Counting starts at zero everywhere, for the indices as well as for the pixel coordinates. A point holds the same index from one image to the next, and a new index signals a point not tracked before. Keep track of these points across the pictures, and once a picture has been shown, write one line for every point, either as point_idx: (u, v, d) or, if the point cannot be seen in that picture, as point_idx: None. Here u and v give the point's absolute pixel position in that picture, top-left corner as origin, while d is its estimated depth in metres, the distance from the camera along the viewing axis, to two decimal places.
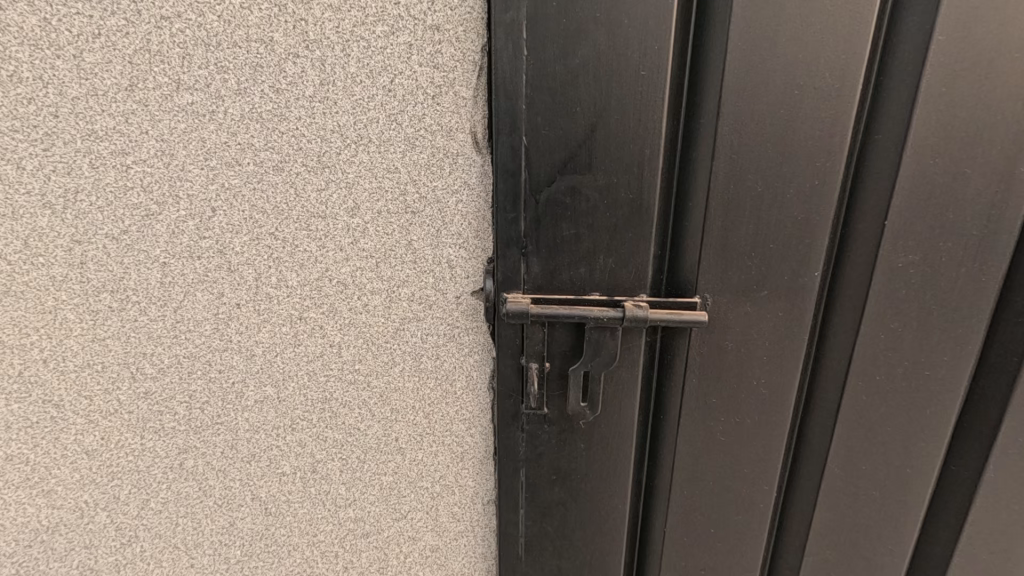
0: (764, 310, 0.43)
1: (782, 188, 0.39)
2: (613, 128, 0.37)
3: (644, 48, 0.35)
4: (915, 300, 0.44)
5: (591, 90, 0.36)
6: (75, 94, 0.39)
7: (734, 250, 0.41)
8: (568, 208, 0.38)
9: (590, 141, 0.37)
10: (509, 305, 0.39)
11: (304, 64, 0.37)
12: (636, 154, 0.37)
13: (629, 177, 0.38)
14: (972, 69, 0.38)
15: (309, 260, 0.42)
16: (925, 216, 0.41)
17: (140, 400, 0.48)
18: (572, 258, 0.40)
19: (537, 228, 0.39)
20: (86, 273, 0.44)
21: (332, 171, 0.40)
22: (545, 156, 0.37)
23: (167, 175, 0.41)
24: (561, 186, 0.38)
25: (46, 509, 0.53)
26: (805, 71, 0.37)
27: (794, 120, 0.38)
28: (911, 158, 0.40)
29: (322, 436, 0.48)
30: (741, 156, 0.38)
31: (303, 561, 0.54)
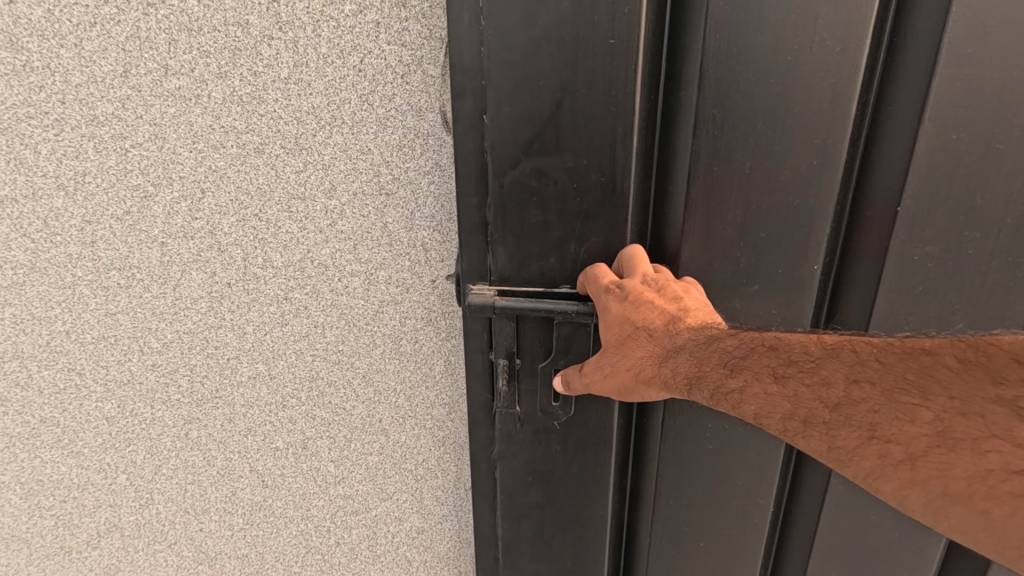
0: (757, 302, 0.41)
1: (774, 169, 0.37)
2: (581, 102, 0.35)
3: (613, 9, 0.33)
4: (932, 299, 0.40)
5: (558, 62, 0.34)
6: (78, 81, 0.41)
7: (721, 237, 0.39)
8: (535, 191, 0.37)
9: (558, 118, 0.35)
10: (472, 296, 0.39)
11: (279, 46, 0.38)
12: (607, 132, 0.36)
13: (599, 157, 0.36)
14: (1004, 26, 0.33)
15: (291, 241, 0.43)
16: (947, 200, 0.37)
17: (149, 372, 0.51)
18: (541, 246, 0.39)
19: (504, 214, 0.38)
20: (96, 251, 0.47)
21: (309, 153, 0.41)
22: (508, 135, 0.36)
23: (160, 157, 0.43)
24: (526, 168, 0.36)
25: (76, 468, 0.58)
26: (801, 39, 0.34)
27: (788, 92, 0.35)
28: (932, 135, 0.36)
29: (311, 413, 0.50)
30: (726, 134, 0.36)
31: (298, 533, 0.56)
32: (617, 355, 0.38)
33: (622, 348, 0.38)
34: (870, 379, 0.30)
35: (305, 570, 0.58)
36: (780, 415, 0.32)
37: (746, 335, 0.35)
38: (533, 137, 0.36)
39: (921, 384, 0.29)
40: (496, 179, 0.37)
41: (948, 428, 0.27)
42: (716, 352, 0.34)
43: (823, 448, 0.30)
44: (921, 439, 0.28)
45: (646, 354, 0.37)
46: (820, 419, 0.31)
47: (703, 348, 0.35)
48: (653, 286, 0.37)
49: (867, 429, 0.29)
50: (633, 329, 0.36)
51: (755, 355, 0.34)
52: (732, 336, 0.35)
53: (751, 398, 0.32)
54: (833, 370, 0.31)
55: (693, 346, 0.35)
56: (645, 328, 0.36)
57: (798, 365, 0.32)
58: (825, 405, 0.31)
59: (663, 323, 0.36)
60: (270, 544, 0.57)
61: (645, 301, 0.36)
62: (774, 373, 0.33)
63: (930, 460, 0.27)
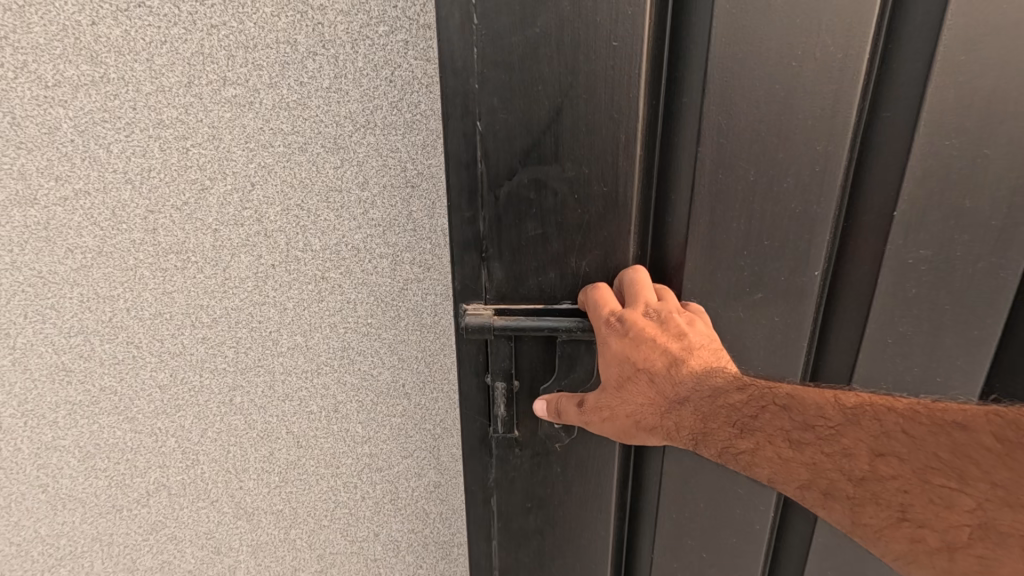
0: (766, 292, 0.48)
1: (778, 173, 0.44)
2: (576, 115, 0.42)
3: (611, 20, 0.40)
4: (926, 294, 0.48)
5: (549, 80, 0.41)
6: (148, 91, 0.48)
7: (731, 235, 0.46)
8: (534, 202, 0.44)
9: (556, 129, 0.42)
10: (471, 318, 0.46)
11: (322, 61, 0.45)
12: (607, 144, 0.43)
13: (590, 165, 0.43)
14: (973, 60, 0.41)
15: (329, 228, 0.50)
16: (936, 204, 0.45)
17: (199, 344, 0.58)
18: (533, 253, 0.46)
19: (499, 223, 0.45)
20: (157, 236, 0.54)
21: (345, 151, 0.48)
22: (505, 141, 0.42)
23: (216, 155, 0.50)
24: (522, 182, 0.44)
25: (130, 432, 0.65)
26: (797, 57, 0.41)
27: (788, 106, 0.42)
28: (920, 152, 0.43)
29: (342, 379, 0.57)
30: (732, 144, 0.43)
31: (329, 489, 0.63)
32: (626, 394, 0.44)
33: (627, 387, 0.44)
34: (885, 451, 0.36)
35: (333, 523, 0.64)
36: (802, 481, 0.38)
37: (758, 394, 0.41)
38: (529, 149, 0.43)
39: (954, 469, 0.33)
40: (493, 191, 0.44)
41: (985, 517, 0.32)
42: (727, 409, 0.41)
43: (845, 518, 0.37)
44: (960, 526, 0.32)
45: (654, 398, 0.44)
46: (843, 491, 0.37)
47: (710, 401, 0.42)
48: (656, 321, 0.43)
49: (895, 509, 0.35)
50: (636, 372, 0.44)
51: (769, 416, 0.39)
52: (741, 392, 0.41)
53: (767, 461, 0.39)
54: (850, 439, 0.37)
55: (702, 397, 0.42)
56: (648, 369, 0.43)
57: (815, 433, 0.38)
58: (841, 474, 0.37)
59: (664, 366, 0.43)
60: (303, 499, 0.64)
61: (644, 342, 0.42)
62: (789, 437, 0.38)
63: (969, 551, 0.32)
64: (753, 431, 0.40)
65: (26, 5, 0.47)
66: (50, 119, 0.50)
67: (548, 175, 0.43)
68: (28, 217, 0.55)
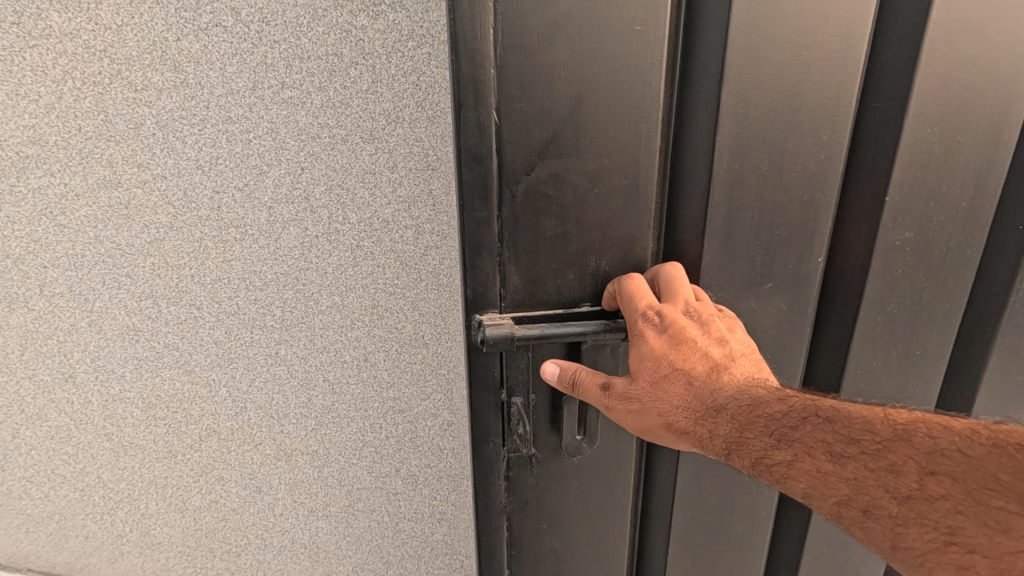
0: (778, 268, 0.57)
1: (786, 163, 0.53)
2: (594, 105, 0.48)
3: (629, 11, 0.46)
4: (914, 267, 0.58)
5: (568, 69, 0.46)
6: (220, 93, 0.60)
7: (745, 218, 0.54)
8: (553, 198, 0.50)
9: (574, 119, 0.48)
10: (495, 331, 0.50)
11: (362, 69, 0.57)
12: (623, 134, 0.49)
13: (603, 152, 0.50)
14: (948, 68, 0.51)
15: (364, 204, 0.62)
16: (922, 189, 0.55)
17: (250, 304, 0.70)
18: (551, 249, 0.52)
19: (517, 221, 0.50)
20: (220, 213, 0.66)
21: (379, 141, 0.60)
22: (522, 135, 0.48)
23: (273, 146, 0.61)
24: (544, 183, 0.50)
25: (188, 383, 0.77)
26: (800, 62, 0.49)
27: (797, 105, 0.51)
28: (908, 147, 0.53)
29: (372, 332, 0.68)
30: (745, 139, 0.51)
31: (358, 430, 0.74)
32: (661, 392, 0.48)
33: (663, 386, 0.48)
34: (937, 470, 0.38)
35: (361, 461, 0.75)
36: (840, 496, 0.40)
37: (799, 406, 0.44)
38: (548, 143, 0.48)
39: (1002, 488, 0.35)
40: (511, 188, 0.49)
41: None
42: (767, 416, 0.44)
43: (887, 536, 0.38)
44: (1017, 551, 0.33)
45: (691, 401, 0.47)
46: (885, 509, 0.39)
47: (750, 408, 0.45)
48: (697, 323, 0.49)
49: (943, 529, 0.36)
50: (674, 372, 0.48)
51: (811, 427, 0.43)
52: (781, 403, 0.44)
53: (804, 472, 0.42)
54: (897, 456, 0.39)
55: (741, 405, 0.45)
56: (686, 370, 0.48)
57: (860, 446, 0.41)
58: (886, 491, 0.39)
59: (703, 370, 0.48)
60: (335, 440, 0.75)
61: (685, 342, 0.47)
62: (831, 449, 0.41)
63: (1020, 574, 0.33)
64: (792, 441, 0.42)
65: (125, 26, 0.59)
66: (138, 117, 0.63)
67: (564, 162, 0.49)
68: (113, 197, 0.67)
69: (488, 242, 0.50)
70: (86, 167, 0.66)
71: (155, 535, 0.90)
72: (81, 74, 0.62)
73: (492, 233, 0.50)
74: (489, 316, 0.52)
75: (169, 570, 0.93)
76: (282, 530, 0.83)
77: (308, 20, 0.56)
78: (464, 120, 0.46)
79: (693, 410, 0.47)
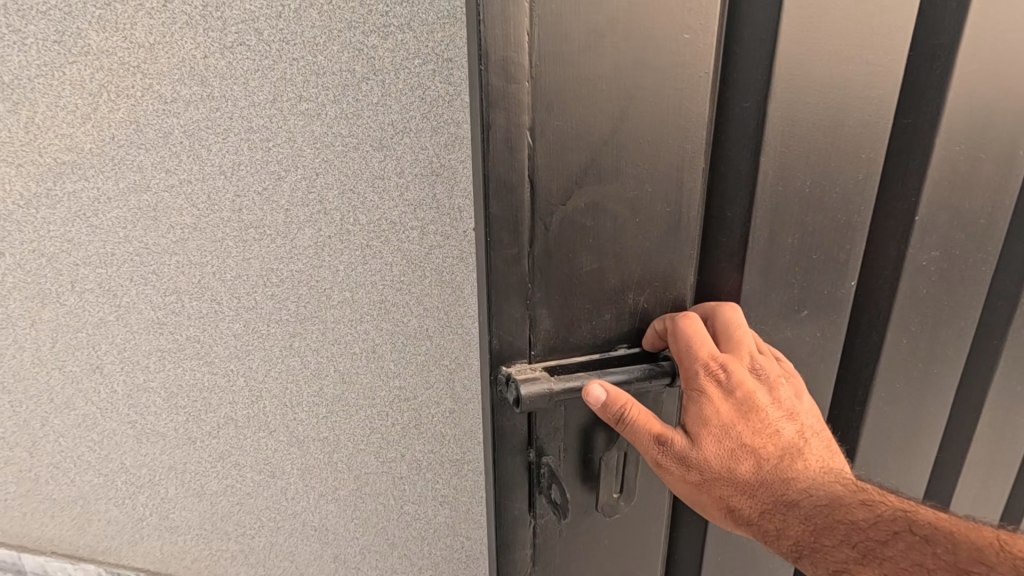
0: (813, 265, 0.63)
1: (826, 167, 0.59)
2: (637, 119, 0.49)
3: (671, 19, 0.47)
4: (936, 258, 0.69)
5: (608, 81, 0.47)
6: (243, 105, 0.66)
7: (784, 223, 0.60)
8: (589, 225, 0.52)
9: (616, 134, 0.49)
10: (535, 391, 0.50)
11: (373, 84, 0.63)
12: (664, 151, 0.52)
13: (643, 168, 0.51)
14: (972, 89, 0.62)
15: (374, 207, 0.67)
16: (948, 187, 0.66)
17: (267, 299, 0.75)
18: (581, 281, 0.54)
19: (550, 252, 0.51)
20: (240, 214, 0.71)
21: (388, 150, 0.65)
22: (558, 162, 0.48)
23: (290, 153, 0.67)
24: (577, 213, 0.51)
25: (208, 373, 0.82)
26: (839, 78, 0.55)
27: (837, 117, 0.57)
28: (944, 154, 0.64)
29: (380, 326, 0.73)
30: (791, 150, 0.56)
31: (366, 418, 0.79)
32: (734, 475, 0.55)
33: (739, 472, 0.55)
34: None
35: (368, 447, 0.80)
36: None
37: (882, 514, 0.50)
38: (587, 164, 0.49)
39: None
40: (544, 218, 0.49)
41: None
42: (842, 518, 0.51)
43: None
44: None
45: (770, 493, 0.54)
46: None
47: (826, 508, 0.51)
48: (771, 411, 0.56)
49: None
50: (750, 458, 0.55)
51: (897, 542, 0.48)
52: (862, 510, 0.51)
53: None
54: None
55: (821, 505, 0.52)
56: (762, 458, 0.55)
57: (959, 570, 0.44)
58: None
59: (780, 460, 0.55)
60: (345, 427, 0.80)
61: (758, 429, 0.56)
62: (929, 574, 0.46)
63: None
64: (876, 555, 0.48)
65: (157, 44, 0.65)
66: (167, 127, 0.68)
67: (600, 180, 0.50)
68: (142, 200, 0.73)
69: (518, 283, 0.51)
70: (118, 173, 0.72)
71: (174, 518, 0.95)
72: (115, 87, 0.67)
73: (527, 268, 0.51)
74: (519, 365, 0.53)
75: (186, 552, 0.98)
76: (294, 512, 0.89)
77: (324, 40, 0.61)
78: (491, 137, 0.45)
79: (770, 501, 0.54)
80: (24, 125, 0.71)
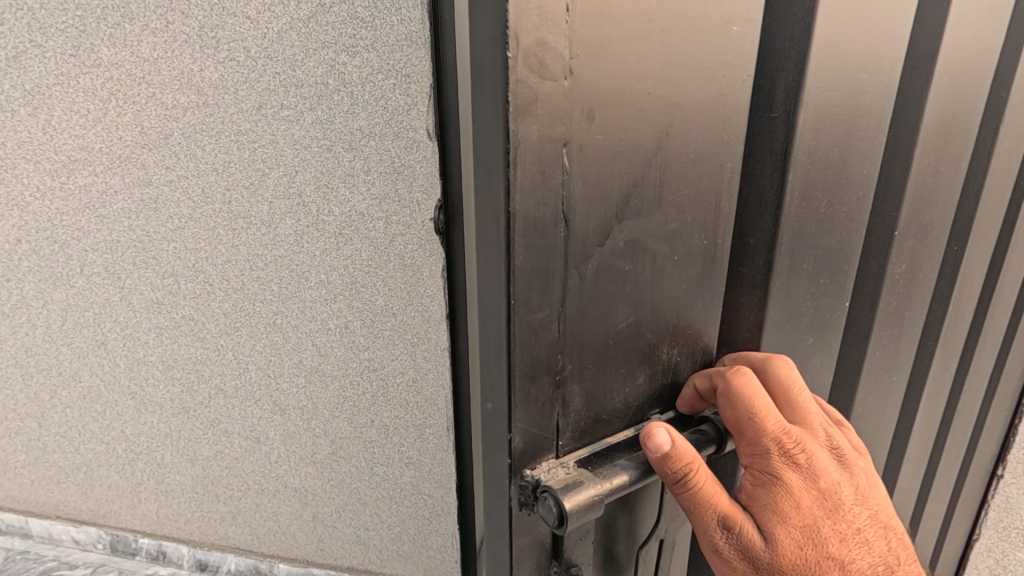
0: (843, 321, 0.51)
1: (859, 201, 0.46)
2: (681, 131, 0.31)
3: None
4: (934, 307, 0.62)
5: (652, 63, 0.28)
6: (233, 112, 0.76)
7: (823, 265, 0.46)
8: (628, 265, 0.32)
9: (662, 149, 0.31)
10: (583, 498, 0.30)
11: (343, 95, 0.73)
12: (702, 156, 0.33)
13: (690, 183, 0.33)
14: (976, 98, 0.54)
15: (346, 200, 0.78)
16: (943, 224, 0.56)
17: (253, 280, 0.86)
18: (615, 348, 0.34)
19: (583, 312, 0.31)
20: (230, 206, 0.82)
21: (356, 151, 0.75)
22: (597, 177, 0.28)
23: (274, 153, 0.78)
24: (627, 260, 0.32)
25: (201, 348, 0.93)
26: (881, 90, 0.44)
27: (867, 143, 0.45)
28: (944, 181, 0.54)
29: (352, 304, 0.84)
30: (824, 174, 0.42)
31: (341, 387, 0.89)
32: None
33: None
34: None
35: (343, 413, 0.91)
36: None
37: None
38: (627, 193, 0.30)
39: None
40: (578, 269, 0.30)
41: None
42: None
43: None
44: None
45: None
46: None
47: None
48: (852, 487, 0.39)
49: None
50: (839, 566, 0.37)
51: None
52: None
53: None
54: None
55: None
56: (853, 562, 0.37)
57: None
58: None
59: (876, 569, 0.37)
60: (322, 396, 0.91)
61: (839, 516, 0.37)
62: None
63: None
64: None
65: (160, 59, 0.75)
66: (168, 130, 0.79)
67: (640, 233, 0.32)
68: (144, 193, 0.83)
69: (543, 363, 0.30)
70: (124, 169, 0.83)
71: (169, 482, 1.05)
72: (123, 95, 0.78)
73: (547, 348, 0.30)
74: (547, 465, 0.32)
75: (180, 514, 1.08)
76: (277, 475, 0.99)
77: (303, 57, 0.72)
78: (517, 163, 0.25)
79: None
80: (44, 127, 0.83)
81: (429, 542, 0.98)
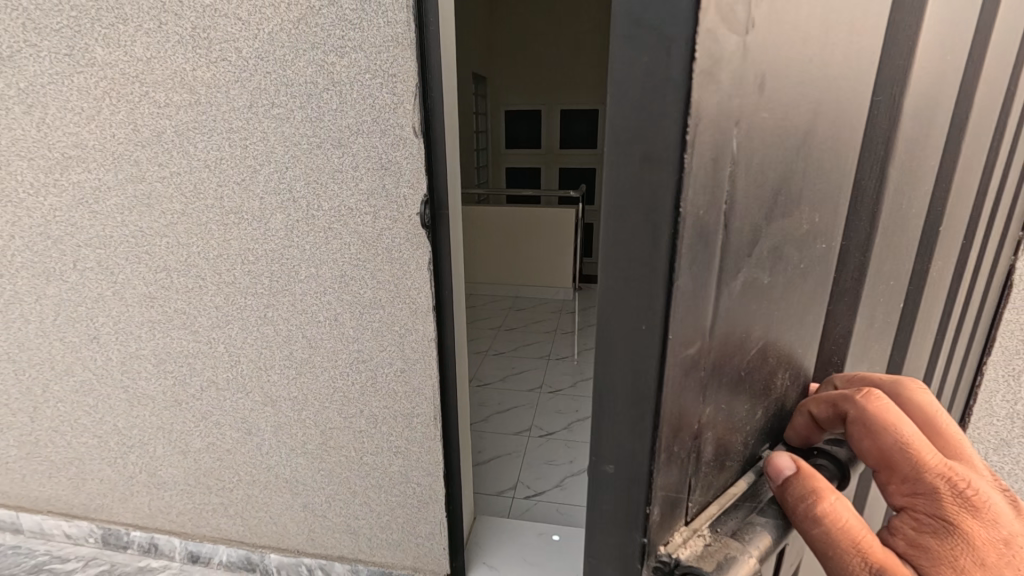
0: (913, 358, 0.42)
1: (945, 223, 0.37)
2: (831, 105, 0.21)
3: None
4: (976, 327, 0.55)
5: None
6: (225, 110, 0.79)
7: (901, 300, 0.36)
8: (766, 282, 0.21)
9: (809, 137, 0.20)
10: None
11: (332, 94, 0.76)
12: (841, 142, 0.23)
13: (828, 168, 0.23)
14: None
15: (335, 195, 0.81)
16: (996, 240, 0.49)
17: (245, 274, 0.88)
18: (740, 401, 0.23)
19: (722, 354, 0.20)
20: (222, 201, 0.84)
21: (345, 147, 0.78)
22: (755, 145, 0.18)
23: (264, 150, 0.80)
24: (772, 268, 0.21)
25: (193, 341, 0.95)
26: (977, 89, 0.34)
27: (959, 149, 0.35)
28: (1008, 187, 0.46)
29: (342, 296, 0.86)
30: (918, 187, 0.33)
31: (330, 378, 0.92)
32: None
33: None
34: None
35: (333, 403, 0.93)
36: None
37: None
38: (778, 186, 0.20)
39: None
40: (726, 291, 0.19)
41: None
42: None
43: None
44: None
45: None
46: None
47: None
48: None
49: None
50: None
51: None
52: None
53: None
54: None
55: None
56: None
57: None
58: None
59: None
60: (312, 387, 0.93)
61: None
62: None
63: None
64: None
65: (153, 59, 0.78)
66: (161, 127, 0.81)
67: (787, 237, 0.21)
68: (137, 190, 0.86)
69: (678, 452, 0.19)
70: (117, 166, 0.85)
71: (161, 475, 1.07)
72: (117, 94, 0.80)
73: (683, 425, 0.18)
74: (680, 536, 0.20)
75: (172, 507, 1.10)
76: (268, 466, 1.01)
77: (292, 57, 0.75)
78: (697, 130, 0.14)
79: None
80: (37, 125, 0.84)
81: (418, 529, 1.00)
